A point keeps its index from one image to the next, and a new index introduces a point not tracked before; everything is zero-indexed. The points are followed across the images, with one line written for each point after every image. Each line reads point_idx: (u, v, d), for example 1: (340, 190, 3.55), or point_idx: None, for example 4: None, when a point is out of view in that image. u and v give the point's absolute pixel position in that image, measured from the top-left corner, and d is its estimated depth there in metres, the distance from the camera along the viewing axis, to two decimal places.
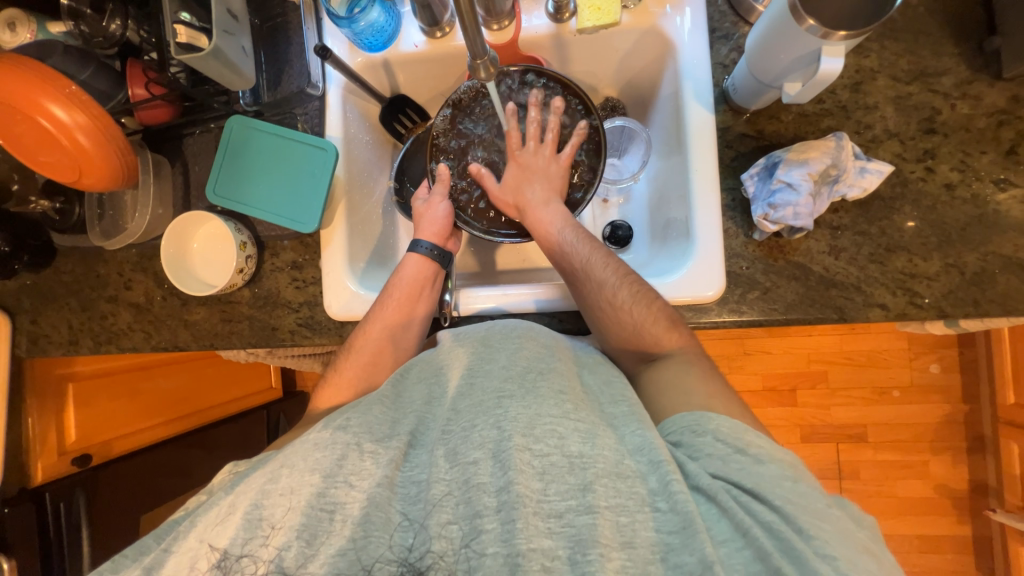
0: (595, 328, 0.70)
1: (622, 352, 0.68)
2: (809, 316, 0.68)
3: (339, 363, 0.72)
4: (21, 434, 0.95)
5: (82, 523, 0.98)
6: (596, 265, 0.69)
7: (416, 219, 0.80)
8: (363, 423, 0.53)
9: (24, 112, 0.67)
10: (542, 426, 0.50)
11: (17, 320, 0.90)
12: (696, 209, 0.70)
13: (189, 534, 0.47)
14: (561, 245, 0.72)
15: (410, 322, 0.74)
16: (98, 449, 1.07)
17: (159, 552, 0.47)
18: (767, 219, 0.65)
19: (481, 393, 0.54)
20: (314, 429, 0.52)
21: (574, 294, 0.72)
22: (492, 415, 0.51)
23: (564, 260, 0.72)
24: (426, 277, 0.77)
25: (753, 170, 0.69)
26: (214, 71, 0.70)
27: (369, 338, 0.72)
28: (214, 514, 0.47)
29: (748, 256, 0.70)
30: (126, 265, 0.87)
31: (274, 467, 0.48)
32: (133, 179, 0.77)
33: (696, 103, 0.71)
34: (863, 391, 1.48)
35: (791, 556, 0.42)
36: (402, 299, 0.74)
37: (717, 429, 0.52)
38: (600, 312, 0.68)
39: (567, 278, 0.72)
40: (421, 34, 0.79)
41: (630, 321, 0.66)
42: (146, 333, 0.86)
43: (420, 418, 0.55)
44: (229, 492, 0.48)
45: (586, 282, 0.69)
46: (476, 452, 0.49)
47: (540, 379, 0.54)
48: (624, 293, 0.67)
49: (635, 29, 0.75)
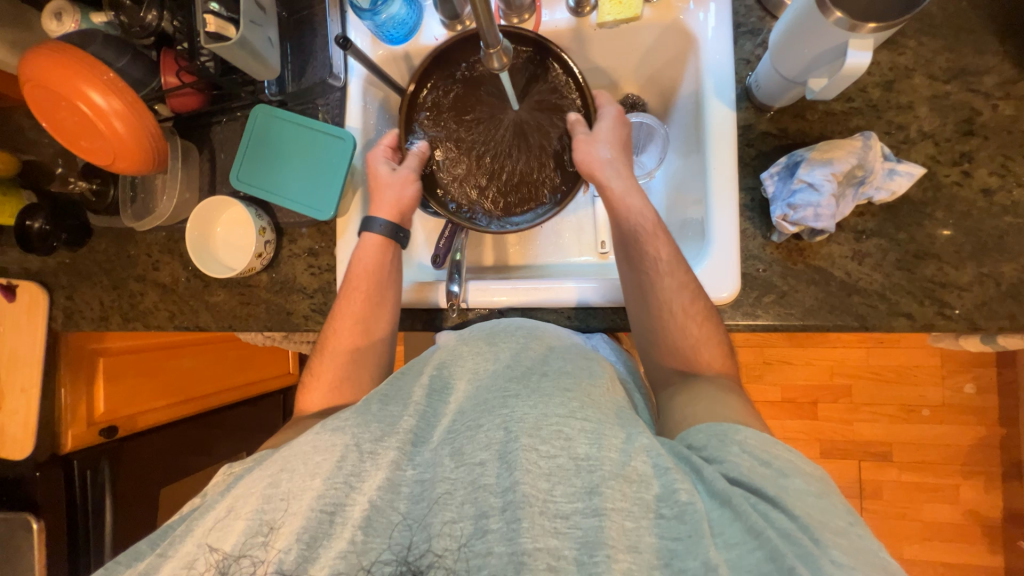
0: (637, 306, 0.69)
1: (660, 355, 0.67)
2: (827, 323, 0.66)
3: (316, 365, 0.75)
4: (53, 405, 1.00)
5: (106, 488, 1.06)
6: (671, 261, 0.67)
7: (376, 191, 0.76)
8: (361, 423, 0.53)
9: (64, 97, 0.71)
10: (548, 426, 0.50)
11: (54, 295, 0.96)
12: (713, 208, 0.68)
13: (187, 540, 0.49)
14: (648, 230, 0.68)
15: (378, 314, 0.75)
16: (124, 422, 1.14)
17: (154, 557, 0.49)
18: (785, 220, 0.62)
19: (486, 394, 0.55)
20: (312, 431, 0.53)
21: (633, 286, 0.69)
22: (498, 415, 0.52)
23: (648, 246, 0.68)
24: (386, 261, 0.76)
25: (773, 168, 0.65)
26: (240, 61, 0.72)
27: (339, 336, 0.74)
28: (213, 518, 0.49)
29: (766, 259, 0.68)
30: (155, 247, 0.90)
31: (275, 471, 0.50)
32: (163, 164, 0.80)
33: (717, 100, 0.69)
34: (890, 407, 1.42)
35: (808, 561, 0.41)
36: (365, 290, 0.74)
37: (744, 440, 0.51)
38: (666, 306, 0.66)
39: (638, 263, 0.68)
40: (441, 27, 0.80)
41: (690, 329, 0.65)
42: (170, 312, 0.90)
43: (421, 415, 0.56)
44: (227, 496, 0.51)
45: (660, 281, 0.66)
46: (481, 453, 0.49)
47: (544, 380, 0.56)
48: (698, 310, 0.65)
49: (656, 23, 0.73)
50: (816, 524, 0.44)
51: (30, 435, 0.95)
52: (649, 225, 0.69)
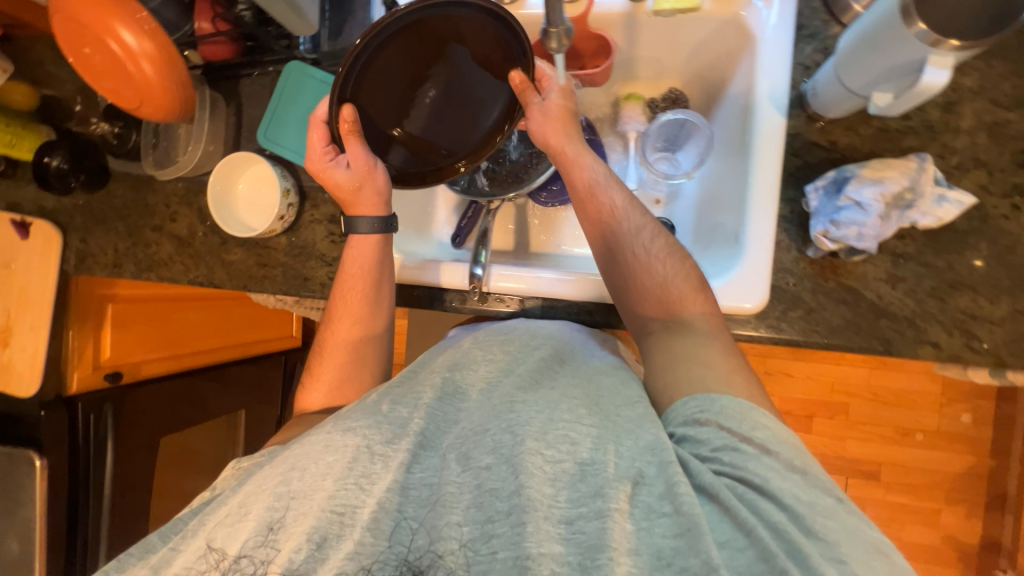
0: (603, 259, 0.70)
1: (640, 308, 0.66)
2: (852, 344, 0.65)
3: (316, 368, 0.78)
4: (61, 345, 1.02)
5: (109, 434, 1.05)
6: (628, 208, 0.70)
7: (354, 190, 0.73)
8: (373, 423, 0.53)
9: (97, 36, 0.69)
10: (554, 431, 0.51)
11: (67, 237, 0.94)
12: (751, 216, 0.67)
13: (197, 535, 0.50)
14: (603, 179, 0.71)
15: (373, 314, 0.77)
16: (129, 369, 1.15)
17: (166, 552, 0.51)
18: (825, 236, 0.60)
19: (496, 399, 0.56)
20: (325, 428, 0.54)
21: (598, 240, 0.71)
22: (505, 420, 0.52)
23: (604, 197, 0.71)
24: (379, 260, 0.76)
25: (819, 183, 0.63)
26: (279, 12, 0.69)
27: (337, 338, 0.77)
28: (223, 514, 0.51)
29: (797, 273, 0.67)
30: (173, 198, 0.89)
31: (286, 470, 0.50)
32: (189, 115, 0.78)
33: (769, 105, 0.67)
34: (884, 429, 1.43)
35: (797, 558, 0.43)
36: (359, 289, 0.75)
37: (722, 412, 0.53)
38: (629, 256, 0.68)
39: (598, 214, 0.71)
40: None
41: (657, 270, 0.66)
42: (185, 266, 0.89)
43: (430, 417, 0.55)
44: (238, 492, 0.52)
45: (620, 228, 0.69)
46: (487, 457, 0.50)
47: (552, 391, 0.57)
48: (659, 246, 0.68)
49: (715, 17, 0.71)
50: (807, 510, 0.46)
51: (36, 376, 0.94)
52: (601, 175, 0.72)
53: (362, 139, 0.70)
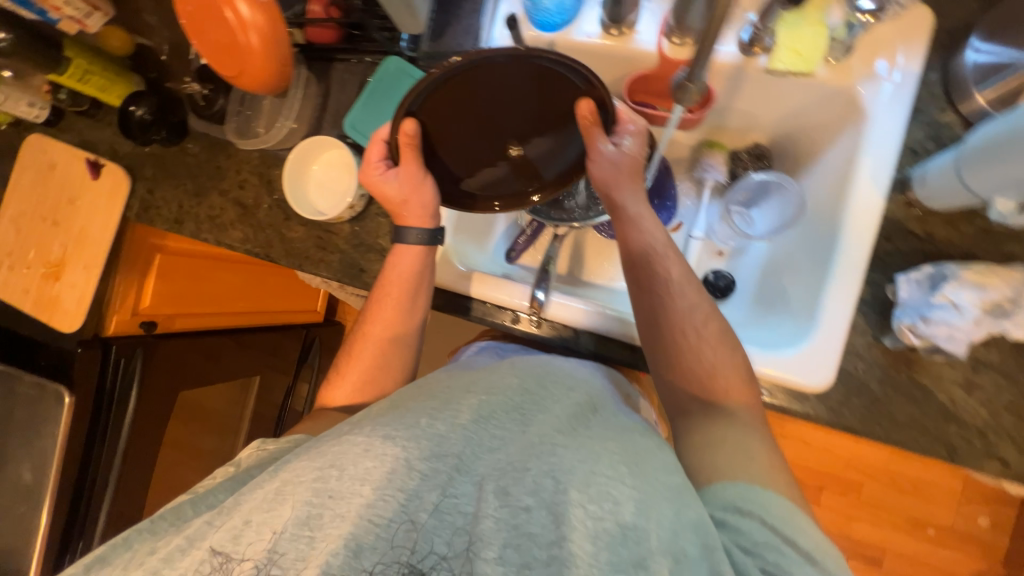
0: (646, 332, 0.67)
1: (681, 389, 0.65)
2: (914, 443, 0.63)
3: (342, 367, 0.77)
4: (105, 287, 1.03)
5: (134, 381, 1.03)
6: (682, 283, 0.67)
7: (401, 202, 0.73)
8: (413, 436, 0.51)
9: (215, 3, 0.70)
10: (596, 485, 0.49)
11: (135, 184, 0.95)
12: (830, 291, 0.65)
13: (233, 512, 0.49)
14: (661, 249, 0.68)
15: (408, 318, 0.77)
16: (163, 320, 1.16)
17: (200, 525, 0.49)
18: (911, 330, 0.59)
19: (536, 436, 0.54)
20: (364, 431, 0.52)
21: (645, 309, 0.67)
22: (546, 462, 0.51)
23: (660, 267, 0.67)
24: (421, 267, 0.76)
25: (913, 274, 0.62)
26: (395, 8, 0.70)
27: (368, 338, 0.77)
28: (259, 498, 0.49)
29: (868, 360, 0.65)
30: (245, 166, 0.89)
31: (325, 466, 0.50)
32: (281, 90, 0.78)
33: (870, 183, 0.65)
34: (895, 516, 1.38)
35: None
36: (395, 295, 0.76)
37: (768, 509, 0.51)
38: (678, 334, 0.65)
39: (651, 284, 0.67)
40: (597, 27, 0.75)
41: (706, 356, 0.64)
42: (244, 235, 0.89)
43: (468, 441, 0.53)
44: (275, 478, 0.51)
45: (672, 304, 0.66)
46: (527, 499, 0.49)
47: (596, 438, 0.54)
48: (710, 330, 0.65)
49: (827, 85, 0.69)
50: None
51: (81, 313, 0.97)
52: (660, 243, 0.68)
53: (417, 155, 0.69)
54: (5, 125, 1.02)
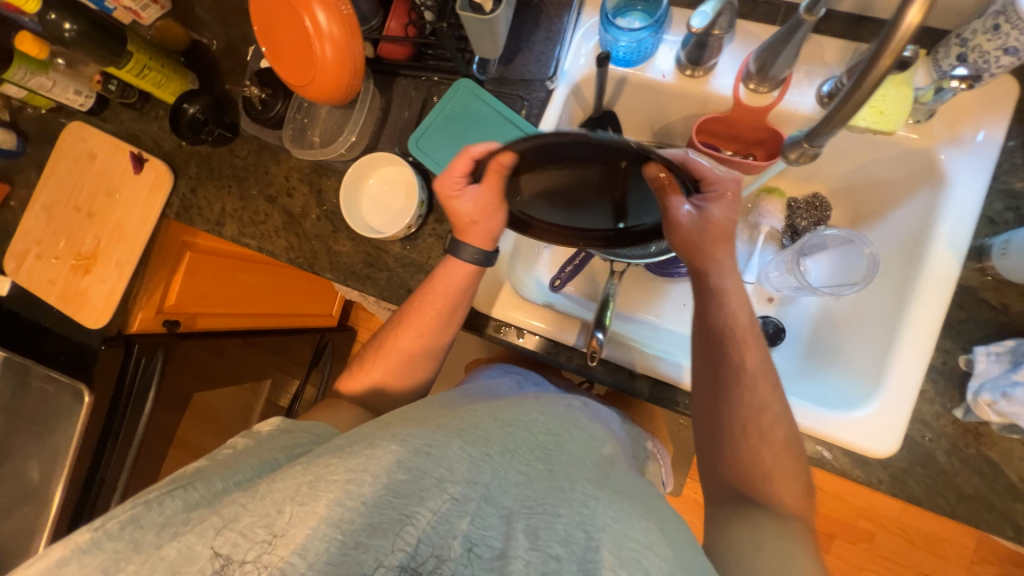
0: (708, 416, 0.64)
1: (730, 480, 0.61)
2: (979, 520, 0.61)
3: (369, 363, 0.75)
4: (134, 288, 0.99)
5: (153, 382, 0.99)
6: (757, 376, 0.62)
7: (464, 225, 0.70)
8: (444, 458, 0.46)
9: (293, 11, 0.69)
10: (628, 550, 0.41)
11: (176, 181, 0.93)
12: (900, 355, 0.64)
13: (268, 496, 0.43)
14: (740, 335, 0.63)
15: (443, 332, 0.74)
16: (185, 319, 1.12)
17: (238, 505, 0.43)
18: (989, 406, 0.58)
19: (569, 479, 0.48)
20: (397, 439, 0.47)
21: (712, 394, 0.64)
22: (578, 510, 0.44)
23: (735, 353, 0.63)
24: (462, 290, 0.73)
25: (993, 347, 0.61)
26: (476, 34, 0.68)
27: (398, 344, 0.74)
28: (287, 488, 0.43)
29: (936, 429, 0.63)
30: (295, 174, 0.88)
31: (359, 467, 0.44)
32: (346, 103, 0.77)
33: (948, 249, 0.64)
34: (906, 570, 1.36)
35: None
36: (439, 308, 0.73)
37: None
38: (742, 429, 0.61)
39: (724, 372, 0.63)
40: (672, 66, 0.75)
41: (766, 459, 0.60)
42: (288, 243, 0.87)
43: (500, 471, 0.48)
44: (309, 470, 0.45)
45: (742, 397, 0.61)
46: (558, 548, 0.41)
47: (632, 496, 0.49)
48: (776, 435, 0.60)
49: (907, 146, 0.68)
50: None
51: (109, 310, 0.95)
52: (740, 328, 0.63)
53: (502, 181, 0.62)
54: (45, 109, 0.99)
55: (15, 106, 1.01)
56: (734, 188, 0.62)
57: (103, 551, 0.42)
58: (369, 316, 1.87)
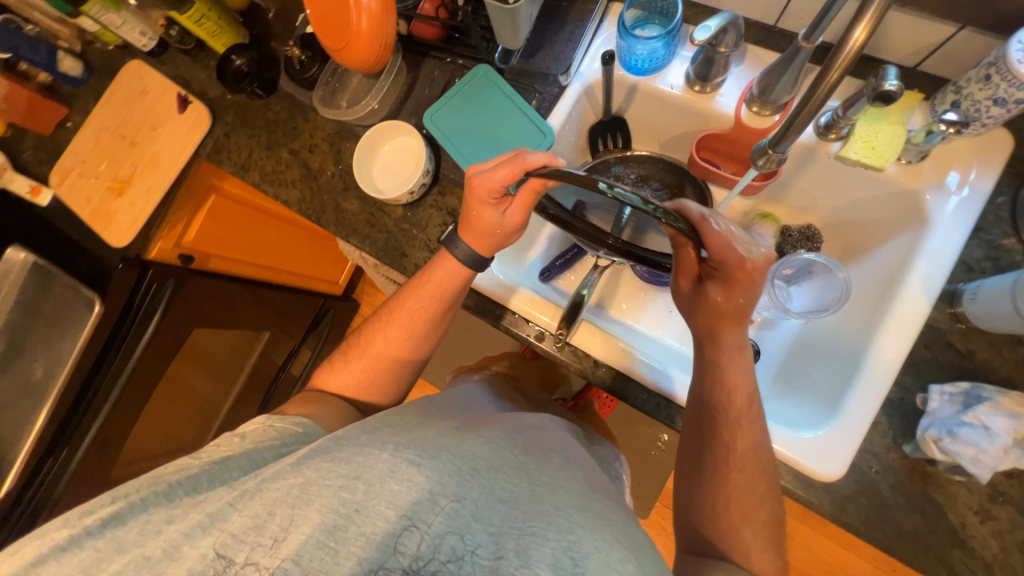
0: (699, 493, 0.63)
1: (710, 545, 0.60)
2: (914, 558, 0.61)
3: (351, 359, 0.74)
4: (160, 220, 1.07)
5: (160, 307, 1.05)
6: (751, 464, 0.61)
7: (482, 226, 0.71)
8: (435, 471, 0.47)
9: None
10: None
11: (213, 126, 1.01)
12: (858, 385, 0.65)
13: (257, 497, 0.45)
14: (741, 418, 0.62)
15: (430, 333, 0.76)
16: (199, 257, 1.20)
17: (225, 502, 0.46)
18: (934, 443, 0.59)
19: (557, 504, 0.47)
20: (388, 449, 0.49)
21: (711, 472, 0.62)
22: (563, 534, 0.44)
23: (728, 433, 0.62)
24: (455, 289, 0.74)
25: (947, 387, 0.62)
26: (499, 23, 0.74)
27: (386, 343, 0.74)
28: (279, 489, 0.46)
29: (883, 462, 0.64)
30: (319, 133, 0.94)
31: (350, 475, 0.46)
32: (374, 73, 0.83)
33: (920, 289, 0.65)
34: None
35: None
36: (432, 306, 0.74)
37: None
38: (729, 509, 0.60)
39: (723, 454, 0.61)
40: (681, 79, 0.78)
41: (744, 537, 0.59)
42: (302, 195, 0.93)
43: (488, 488, 0.48)
44: (297, 473, 0.47)
45: (733, 480, 0.61)
46: (546, 574, 0.41)
47: (613, 522, 0.48)
48: (759, 515, 0.60)
49: (895, 184, 0.70)
50: None
51: (133, 232, 1.03)
52: (737, 409, 0.62)
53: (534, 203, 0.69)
54: (113, 46, 1.10)
55: (87, 40, 1.11)
56: (742, 273, 0.59)
57: (83, 549, 0.43)
58: (372, 290, 1.93)
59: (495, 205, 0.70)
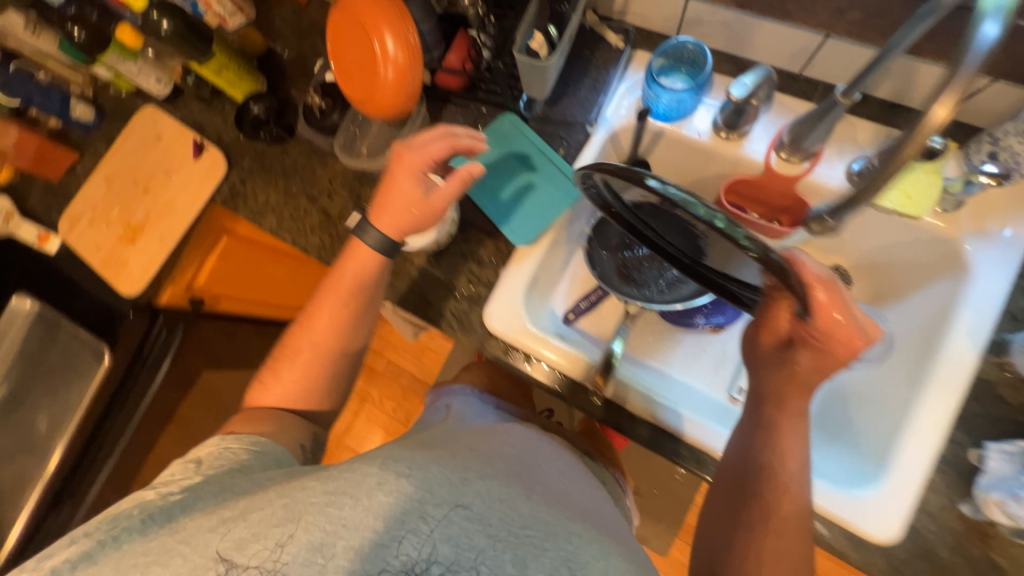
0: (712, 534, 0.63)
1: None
2: None
3: (275, 365, 0.69)
4: (172, 265, 1.04)
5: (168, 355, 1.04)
6: (789, 527, 0.59)
7: (399, 201, 0.69)
8: (426, 482, 0.46)
9: (365, 35, 0.76)
10: None
11: (229, 171, 0.99)
12: (910, 440, 0.63)
13: (242, 520, 0.44)
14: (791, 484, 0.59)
15: (355, 328, 0.71)
16: (211, 299, 1.18)
17: (206, 526, 0.45)
18: (998, 506, 0.57)
19: (552, 514, 0.49)
20: (374, 462, 0.47)
21: (727, 514, 0.62)
22: (561, 545, 0.46)
23: (771, 497, 0.60)
24: (375, 273, 0.70)
25: (1006, 445, 0.60)
26: (528, 77, 0.74)
27: (303, 343, 0.69)
28: (261, 514, 0.44)
29: (940, 522, 0.62)
30: (339, 179, 0.93)
31: (334, 491, 0.44)
32: (399, 121, 0.83)
33: (966, 338, 0.64)
34: None
35: None
36: (344, 295, 0.69)
37: None
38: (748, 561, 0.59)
39: (753, 510, 0.60)
40: (708, 126, 0.78)
41: None
42: (321, 242, 0.91)
43: (481, 494, 0.47)
44: (276, 495, 0.45)
45: (764, 541, 0.59)
46: None
47: (601, 535, 0.49)
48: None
49: (932, 232, 0.69)
50: None
51: (144, 280, 1.00)
52: (787, 477, 0.60)
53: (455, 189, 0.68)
54: (125, 91, 1.08)
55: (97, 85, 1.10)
56: (843, 346, 0.56)
57: None
58: None
59: (421, 181, 0.68)
